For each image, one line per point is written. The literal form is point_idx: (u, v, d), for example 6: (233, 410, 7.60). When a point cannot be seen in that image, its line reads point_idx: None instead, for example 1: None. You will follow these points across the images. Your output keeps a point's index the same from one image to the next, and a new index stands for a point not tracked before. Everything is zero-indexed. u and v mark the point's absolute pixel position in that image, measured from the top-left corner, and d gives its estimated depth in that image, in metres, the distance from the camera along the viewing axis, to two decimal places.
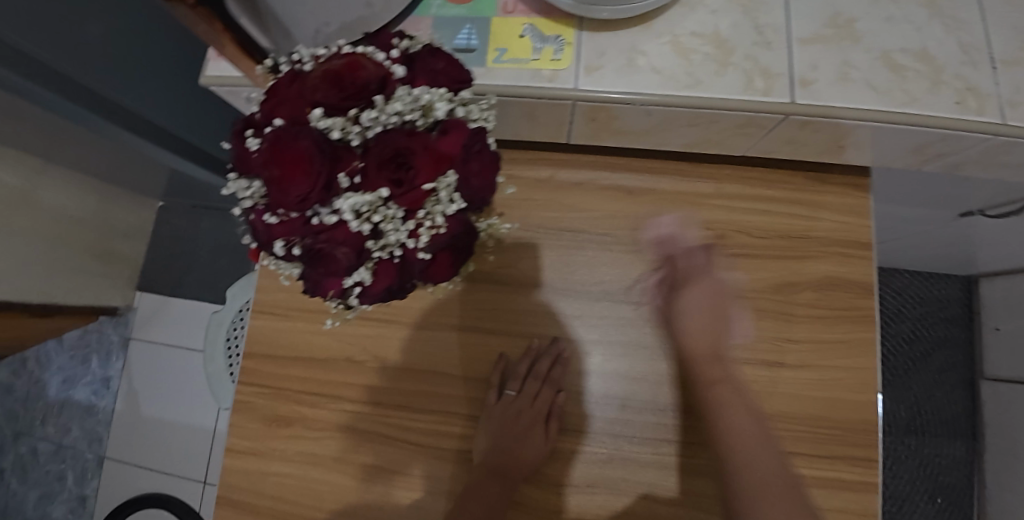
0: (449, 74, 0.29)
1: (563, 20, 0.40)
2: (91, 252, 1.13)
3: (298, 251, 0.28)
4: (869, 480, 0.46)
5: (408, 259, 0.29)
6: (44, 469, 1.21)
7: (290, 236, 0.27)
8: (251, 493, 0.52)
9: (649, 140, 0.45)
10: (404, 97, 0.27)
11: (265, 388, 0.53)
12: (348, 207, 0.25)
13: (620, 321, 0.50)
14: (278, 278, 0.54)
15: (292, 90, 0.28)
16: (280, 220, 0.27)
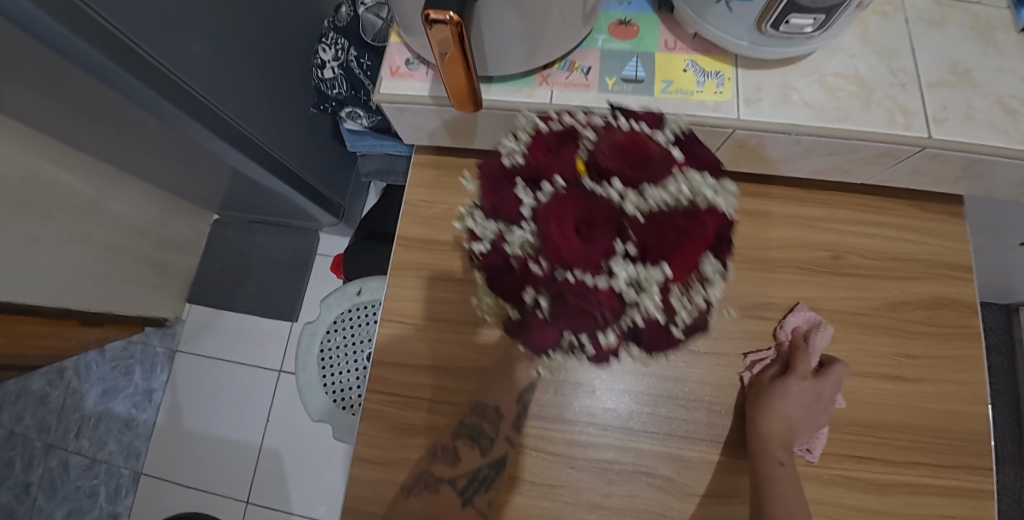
0: (712, 163, 0.31)
1: (721, 58, 0.45)
2: (146, 262, 1.14)
3: (546, 302, 0.28)
4: (989, 489, 0.49)
5: (650, 329, 0.29)
6: (74, 485, 1.16)
7: (544, 287, 0.28)
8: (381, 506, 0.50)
9: (775, 166, 0.51)
10: (683, 181, 0.28)
11: (395, 396, 0.52)
12: (625, 276, 0.26)
13: (746, 334, 0.53)
14: (410, 287, 0.55)
15: (569, 150, 0.28)
16: (541, 271, 0.27)
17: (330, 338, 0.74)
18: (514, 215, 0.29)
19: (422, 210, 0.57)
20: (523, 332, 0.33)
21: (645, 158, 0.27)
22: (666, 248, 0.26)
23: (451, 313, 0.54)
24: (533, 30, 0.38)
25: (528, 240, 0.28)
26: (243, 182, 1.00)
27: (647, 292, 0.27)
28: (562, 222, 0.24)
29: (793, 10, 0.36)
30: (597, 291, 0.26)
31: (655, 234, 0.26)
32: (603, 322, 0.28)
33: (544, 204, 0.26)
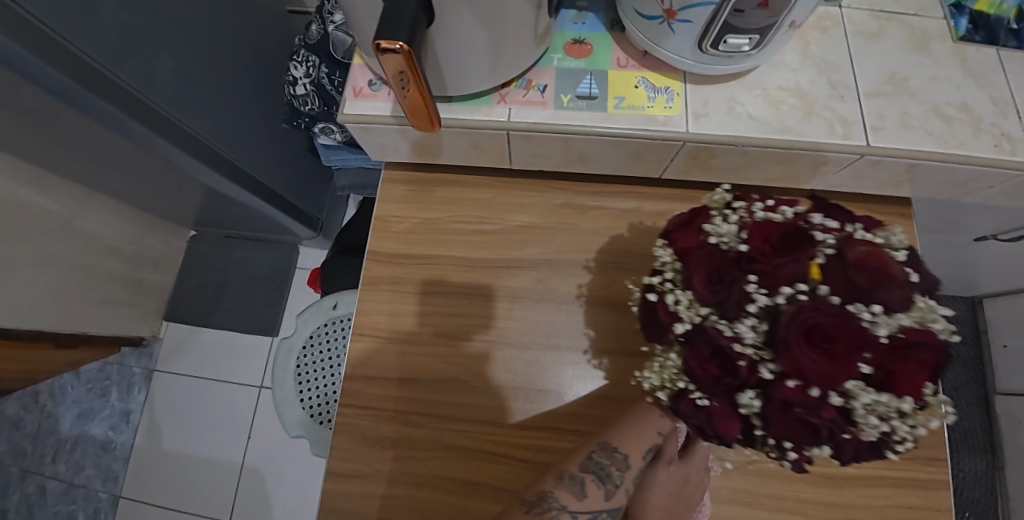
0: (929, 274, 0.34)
1: (670, 74, 0.47)
2: (120, 281, 1.13)
3: (763, 407, 0.28)
4: (943, 478, 0.51)
5: (865, 448, 0.30)
6: (51, 511, 1.14)
7: (773, 395, 0.28)
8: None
9: (729, 177, 0.53)
10: (920, 305, 0.30)
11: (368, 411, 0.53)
12: (868, 399, 0.27)
13: None
14: (381, 300, 0.56)
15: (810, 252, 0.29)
16: (775, 378, 0.27)
17: (307, 353, 0.74)
18: (738, 309, 0.29)
19: (391, 224, 0.58)
20: (695, 421, 0.32)
21: (895, 282, 0.28)
22: (905, 371, 0.27)
23: (422, 325, 0.55)
24: (480, 51, 0.40)
25: (756, 341, 0.28)
26: (219, 199, 0.99)
27: (874, 410, 0.28)
28: (806, 333, 0.26)
29: (728, 32, 0.39)
30: (826, 403, 0.27)
31: (894, 358, 0.27)
32: (823, 436, 0.28)
33: (793, 311, 0.26)
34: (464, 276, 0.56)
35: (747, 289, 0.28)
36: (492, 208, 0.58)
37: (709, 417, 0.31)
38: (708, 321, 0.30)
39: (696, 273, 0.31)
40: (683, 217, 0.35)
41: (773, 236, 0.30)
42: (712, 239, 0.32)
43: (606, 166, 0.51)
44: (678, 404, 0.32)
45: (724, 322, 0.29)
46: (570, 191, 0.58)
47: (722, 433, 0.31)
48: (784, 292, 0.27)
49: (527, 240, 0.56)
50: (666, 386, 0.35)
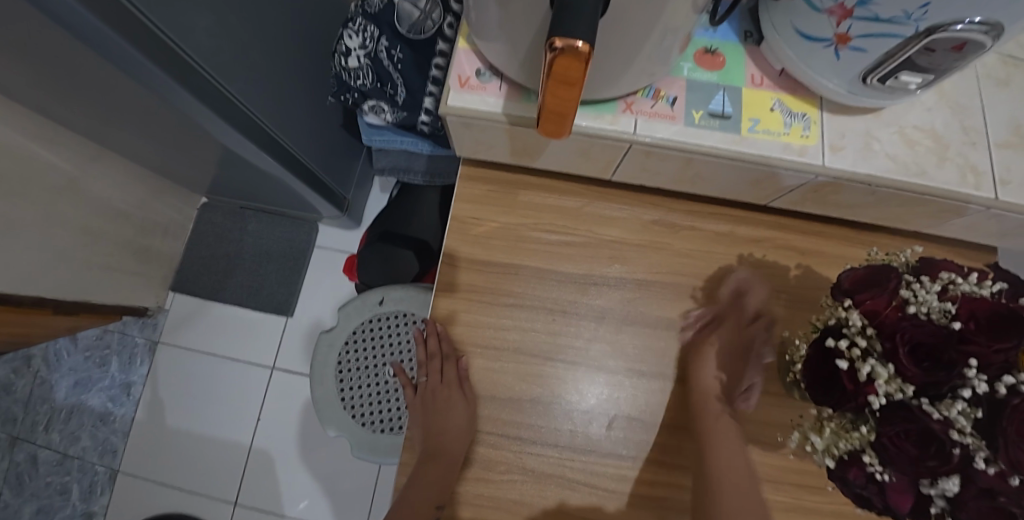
0: None
1: (807, 99, 0.44)
2: (129, 247, 1.07)
3: (961, 490, 0.30)
4: None
5: None
6: (44, 482, 1.09)
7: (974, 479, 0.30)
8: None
9: (839, 212, 0.50)
10: None
11: (454, 421, 0.49)
12: None
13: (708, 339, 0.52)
14: (454, 311, 0.52)
15: None
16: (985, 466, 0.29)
17: (349, 351, 0.69)
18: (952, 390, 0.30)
19: (470, 227, 0.54)
20: (868, 489, 0.34)
21: None
22: None
23: (500, 339, 0.52)
24: (623, 54, 0.35)
25: (967, 426, 0.30)
26: (246, 171, 0.93)
27: None
28: None
29: (904, 68, 0.36)
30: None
31: None
32: None
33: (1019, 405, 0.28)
34: (545, 289, 0.53)
35: (967, 373, 0.29)
36: (581, 219, 0.54)
37: (887, 486, 0.33)
38: (913, 402, 0.31)
39: (907, 347, 0.30)
40: (864, 279, 0.35)
41: (985, 313, 0.30)
42: (914, 309, 0.32)
43: (719, 187, 0.48)
44: (857, 472, 0.34)
45: (927, 403, 0.31)
46: (663, 208, 0.54)
47: (901, 502, 0.32)
48: (1006, 381, 0.29)
49: (615, 257, 0.53)
50: (829, 450, 0.35)
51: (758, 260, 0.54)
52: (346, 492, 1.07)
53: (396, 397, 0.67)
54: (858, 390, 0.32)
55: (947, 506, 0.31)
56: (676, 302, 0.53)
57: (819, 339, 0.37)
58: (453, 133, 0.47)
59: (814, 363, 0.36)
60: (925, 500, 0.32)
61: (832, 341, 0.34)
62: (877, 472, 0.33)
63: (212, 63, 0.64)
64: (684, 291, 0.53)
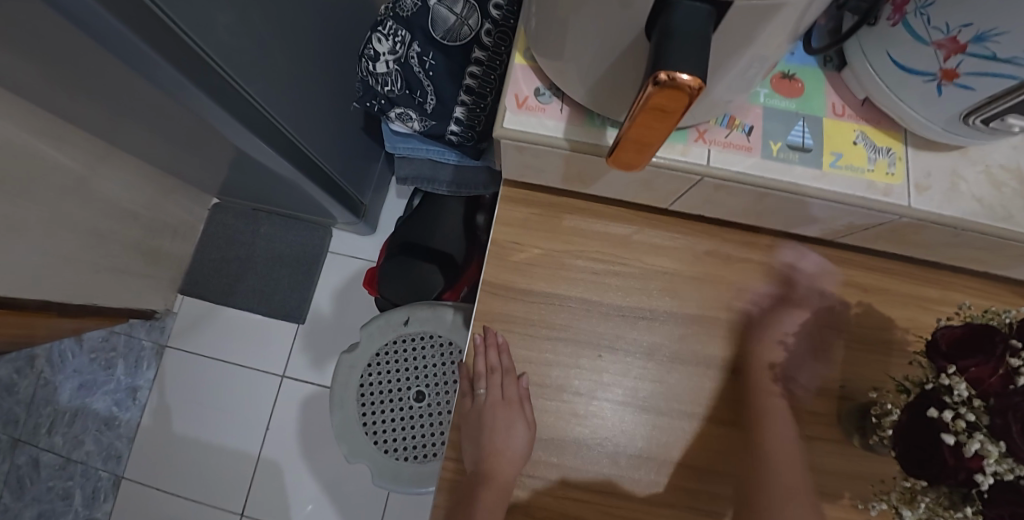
0: None
1: (892, 132, 0.41)
2: (137, 248, 1.03)
3: None
4: None
5: None
6: (46, 486, 1.08)
7: None
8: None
9: (912, 250, 0.47)
10: None
11: (504, 440, 0.46)
12: None
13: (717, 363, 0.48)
14: (496, 343, 0.49)
15: None
16: None
17: (373, 374, 0.65)
18: None
19: (512, 253, 0.51)
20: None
21: None
22: None
23: (542, 376, 0.49)
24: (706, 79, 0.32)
25: None
26: (261, 174, 0.90)
27: None
28: None
29: (1014, 113, 0.32)
30: None
31: None
32: None
33: None
34: (590, 323, 0.49)
35: None
36: (629, 248, 0.51)
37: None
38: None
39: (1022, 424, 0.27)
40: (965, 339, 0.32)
41: None
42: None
43: (787, 221, 0.45)
44: None
45: None
46: (718, 238, 0.51)
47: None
48: None
49: (665, 290, 0.50)
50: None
51: (818, 297, 0.51)
52: (354, 507, 1.04)
53: (421, 423, 0.64)
54: (962, 466, 0.29)
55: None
56: (729, 340, 0.49)
57: (916, 406, 0.33)
58: (502, 154, 0.43)
59: (907, 431, 0.33)
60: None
61: (933, 410, 0.31)
62: None
63: (234, 64, 0.61)
64: (738, 328, 0.50)
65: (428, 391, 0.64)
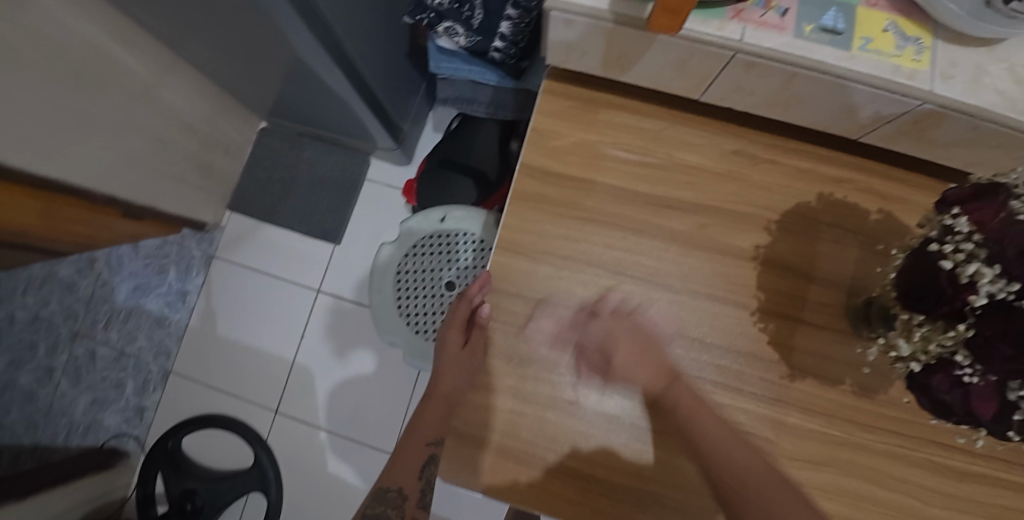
0: None
1: (921, 24, 0.43)
2: (192, 160, 1.11)
3: None
4: None
5: None
6: (100, 376, 1.19)
7: None
8: (386, 497, 0.62)
9: (934, 151, 0.49)
10: None
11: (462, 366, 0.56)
12: None
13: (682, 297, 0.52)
14: (530, 219, 0.53)
15: None
16: None
17: (409, 264, 0.71)
18: None
19: (549, 140, 0.55)
20: (951, 393, 0.34)
21: None
22: None
23: (570, 250, 0.53)
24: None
25: None
26: (311, 90, 0.95)
27: None
28: None
29: None
30: None
31: None
32: None
33: None
34: (617, 207, 0.53)
35: None
36: (660, 142, 0.54)
37: (972, 389, 0.33)
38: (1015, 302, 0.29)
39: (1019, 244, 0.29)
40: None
41: None
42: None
43: (813, 110, 0.48)
44: (949, 377, 0.34)
45: None
46: (745, 139, 0.54)
47: (983, 407, 0.33)
48: None
49: (691, 182, 0.54)
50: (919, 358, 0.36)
51: (838, 200, 0.53)
52: (378, 416, 1.12)
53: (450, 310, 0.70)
54: (958, 294, 0.32)
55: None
56: (748, 232, 0.53)
57: (922, 252, 0.37)
58: (550, 31, 0.47)
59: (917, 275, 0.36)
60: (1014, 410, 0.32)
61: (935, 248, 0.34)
62: (965, 375, 0.33)
63: None
64: (759, 222, 0.53)
65: (460, 282, 0.70)
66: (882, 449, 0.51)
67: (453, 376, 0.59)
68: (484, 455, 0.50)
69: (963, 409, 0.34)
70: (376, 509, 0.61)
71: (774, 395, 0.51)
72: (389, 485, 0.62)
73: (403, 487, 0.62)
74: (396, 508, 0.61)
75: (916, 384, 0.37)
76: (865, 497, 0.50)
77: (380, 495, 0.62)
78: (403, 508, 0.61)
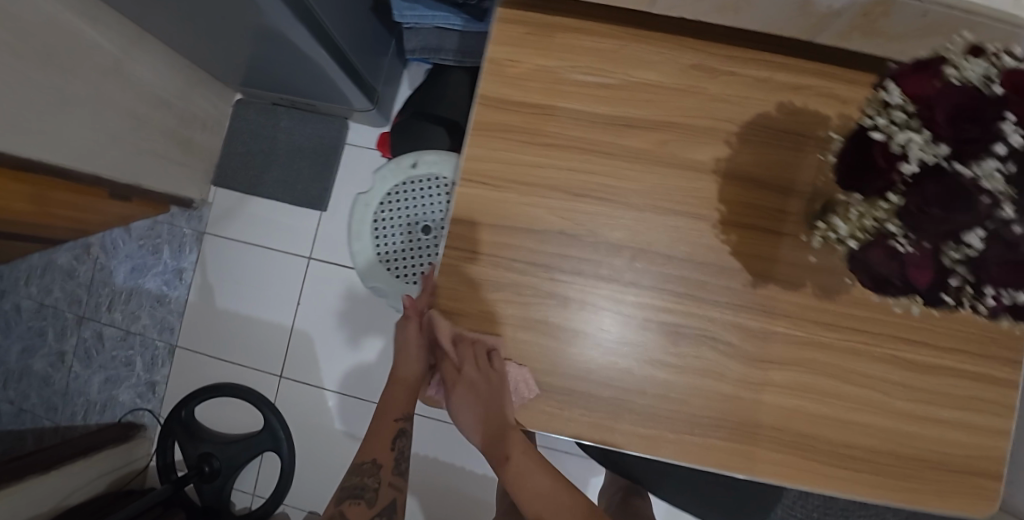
0: None
1: None
2: (171, 136, 1.11)
3: (982, 247, 0.30)
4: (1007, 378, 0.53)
5: None
6: (110, 355, 1.24)
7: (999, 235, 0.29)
8: (361, 468, 0.67)
9: (890, 45, 0.48)
10: None
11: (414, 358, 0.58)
12: None
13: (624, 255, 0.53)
14: (492, 148, 0.54)
15: None
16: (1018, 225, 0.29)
17: (384, 211, 0.74)
18: (985, 148, 0.29)
19: (506, 68, 0.55)
20: (888, 267, 0.35)
21: None
22: None
23: (532, 176, 0.54)
24: None
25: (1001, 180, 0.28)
26: (281, 55, 0.93)
27: None
28: None
29: None
30: None
31: None
32: None
33: None
34: (576, 129, 0.54)
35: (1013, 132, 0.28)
36: (618, 61, 0.54)
37: (907, 260, 0.34)
38: (942, 166, 0.30)
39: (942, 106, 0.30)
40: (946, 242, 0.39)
41: None
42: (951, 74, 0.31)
43: (760, 13, 0.47)
44: (883, 249, 0.35)
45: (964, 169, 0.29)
46: (702, 52, 0.54)
47: (916, 274, 0.34)
48: None
49: (650, 99, 0.54)
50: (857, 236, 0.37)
51: (800, 106, 0.53)
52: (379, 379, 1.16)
53: (427, 253, 0.71)
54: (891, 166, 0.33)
55: (968, 273, 0.32)
56: (708, 145, 0.53)
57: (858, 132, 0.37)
58: None
59: (855, 153, 0.37)
60: (948, 273, 0.33)
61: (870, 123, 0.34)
62: (900, 246, 0.34)
63: None
64: (718, 135, 0.53)
65: (435, 226, 0.71)
66: (846, 347, 0.52)
67: (414, 366, 0.60)
68: None
69: (900, 279, 0.35)
70: (352, 482, 0.67)
71: (739, 301, 0.52)
72: (364, 458, 0.67)
73: (376, 459, 0.67)
74: (372, 476, 0.66)
75: (856, 263, 0.38)
76: (830, 392, 0.52)
77: (356, 467, 0.68)
78: (377, 476, 0.66)
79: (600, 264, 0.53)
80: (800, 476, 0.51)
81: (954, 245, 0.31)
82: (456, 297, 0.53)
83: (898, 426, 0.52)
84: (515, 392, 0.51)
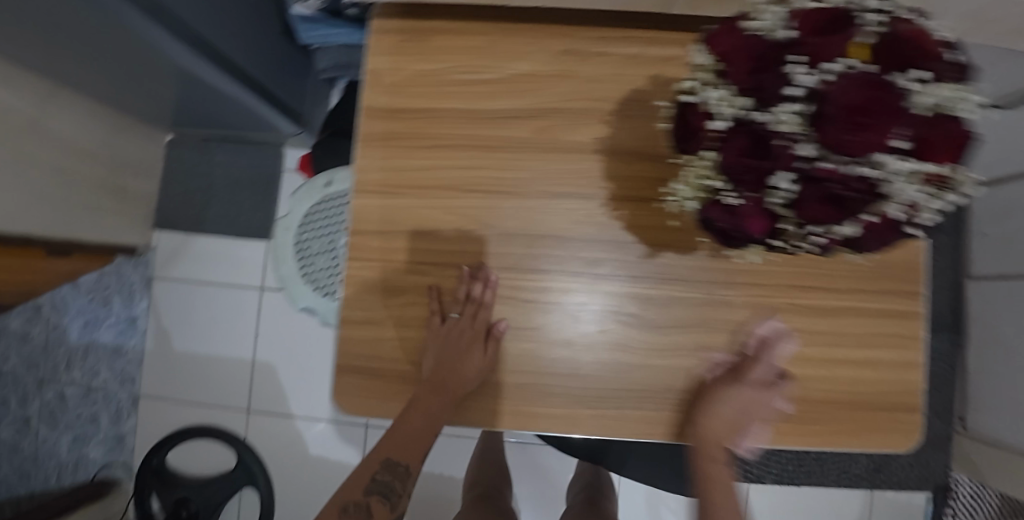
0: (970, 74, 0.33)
1: None
2: (104, 186, 1.09)
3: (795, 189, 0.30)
4: (905, 311, 0.55)
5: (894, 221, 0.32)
6: (74, 414, 1.21)
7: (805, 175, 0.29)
8: None
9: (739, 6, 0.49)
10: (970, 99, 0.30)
11: None
12: (906, 168, 0.28)
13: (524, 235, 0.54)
14: (378, 156, 0.55)
15: (850, 32, 0.28)
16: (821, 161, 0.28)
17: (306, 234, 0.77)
18: (779, 94, 0.29)
19: (384, 77, 0.56)
20: (726, 220, 0.36)
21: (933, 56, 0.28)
22: (939, 138, 0.28)
23: (421, 179, 0.55)
24: None
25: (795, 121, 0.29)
26: (202, 93, 0.92)
27: (909, 177, 0.29)
28: (858, 103, 0.26)
29: None
30: (861, 175, 0.28)
31: (932, 126, 0.28)
32: (849, 212, 0.31)
33: (837, 84, 0.27)
34: (458, 127, 0.55)
35: (799, 75, 0.28)
36: (492, 56, 0.55)
37: (739, 211, 0.34)
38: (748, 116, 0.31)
39: (738, 61, 0.32)
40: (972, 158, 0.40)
41: (815, 21, 0.30)
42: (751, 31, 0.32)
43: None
44: (719, 205, 0.35)
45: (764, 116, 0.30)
46: (570, 37, 0.55)
47: (748, 223, 0.34)
48: (827, 69, 0.27)
49: (526, 88, 0.55)
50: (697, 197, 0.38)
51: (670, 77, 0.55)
52: None
53: None
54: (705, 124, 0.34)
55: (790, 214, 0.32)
56: (587, 126, 0.54)
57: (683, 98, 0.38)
58: None
59: (682, 118, 0.38)
60: (776, 217, 0.33)
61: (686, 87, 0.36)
62: (730, 199, 0.34)
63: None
64: (596, 115, 0.54)
65: None
66: (745, 303, 0.54)
67: None
68: (381, 384, 0.53)
69: (740, 230, 0.36)
70: None
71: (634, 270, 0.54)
72: None
73: None
74: None
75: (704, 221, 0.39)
76: (734, 348, 0.53)
77: None
78: None
79: (498, 255, 0.54)
80: (720, 434, 0.53)
81: (770, 189, 0.31)
82: (363, 306, 0.54)
83: (806, 372, 0.54)
84: (430, 392, 0.52)
